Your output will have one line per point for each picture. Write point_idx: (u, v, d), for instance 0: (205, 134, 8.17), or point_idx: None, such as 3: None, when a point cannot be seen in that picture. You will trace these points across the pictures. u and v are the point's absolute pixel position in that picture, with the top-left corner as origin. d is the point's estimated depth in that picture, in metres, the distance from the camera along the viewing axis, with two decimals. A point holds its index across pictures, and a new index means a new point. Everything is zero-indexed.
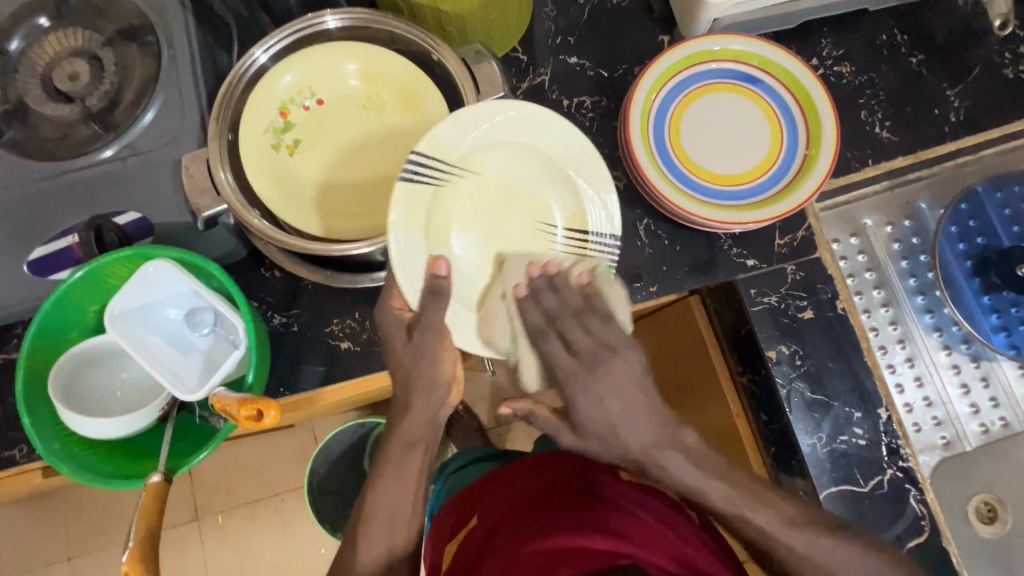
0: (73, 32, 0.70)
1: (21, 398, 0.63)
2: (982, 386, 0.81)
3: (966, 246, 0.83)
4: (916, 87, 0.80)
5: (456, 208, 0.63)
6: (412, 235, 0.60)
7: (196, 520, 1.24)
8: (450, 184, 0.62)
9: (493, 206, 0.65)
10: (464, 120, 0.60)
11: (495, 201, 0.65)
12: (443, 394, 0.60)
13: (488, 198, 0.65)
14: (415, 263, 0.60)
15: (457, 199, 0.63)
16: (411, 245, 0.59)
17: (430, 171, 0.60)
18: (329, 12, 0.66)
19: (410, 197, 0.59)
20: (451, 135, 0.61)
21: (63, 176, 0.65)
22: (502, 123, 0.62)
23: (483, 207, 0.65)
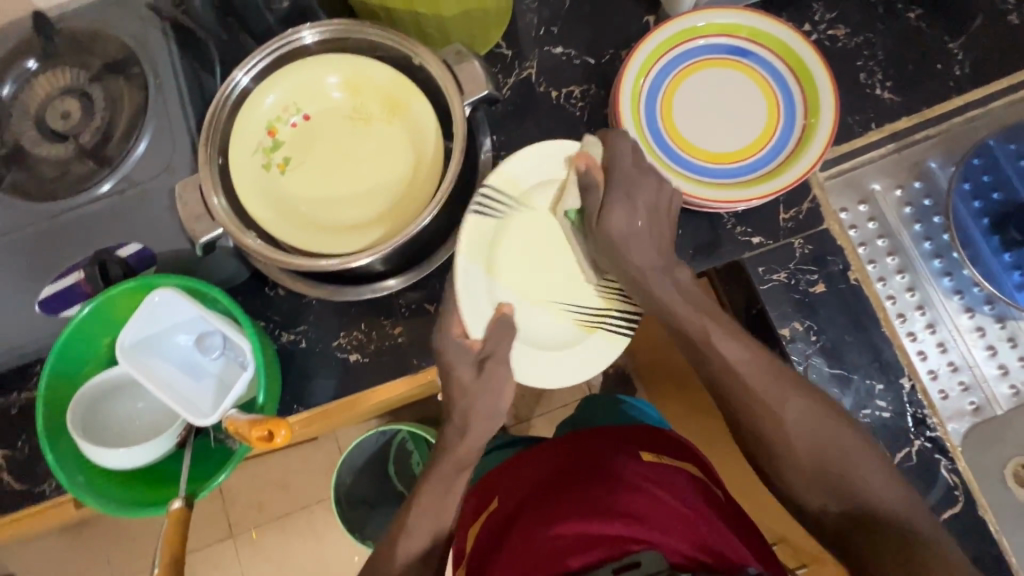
0: (62, 71, 0.71)
1: (43, 434, 0.64)
2: (1009, 347, 0.78)
3: (982, 203, 0.80)
4: (917, 43, 0.77)
5: (508, 280, 0.65)
6: (475, 268, 0.64)
7: (231, 536, 1.26)
8: (509, 221, 0.65)
9: (552, 266, 0.67)
10: (479, 234, 0.64)
11: (553, 268, 0.67)
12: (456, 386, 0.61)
13: (545, 258, 0.67)
14: (483, 313, 0.63)
15: (521, 259, 0.66)
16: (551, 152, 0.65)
17: (491, 208, 0.65)
18: (305, 28, 0.66)
19: (506, 186, 0.65)
20: (478, 239, 0.64)
21: (68, 213, 0.67)
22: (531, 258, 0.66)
23: (543, 262, 0.66)
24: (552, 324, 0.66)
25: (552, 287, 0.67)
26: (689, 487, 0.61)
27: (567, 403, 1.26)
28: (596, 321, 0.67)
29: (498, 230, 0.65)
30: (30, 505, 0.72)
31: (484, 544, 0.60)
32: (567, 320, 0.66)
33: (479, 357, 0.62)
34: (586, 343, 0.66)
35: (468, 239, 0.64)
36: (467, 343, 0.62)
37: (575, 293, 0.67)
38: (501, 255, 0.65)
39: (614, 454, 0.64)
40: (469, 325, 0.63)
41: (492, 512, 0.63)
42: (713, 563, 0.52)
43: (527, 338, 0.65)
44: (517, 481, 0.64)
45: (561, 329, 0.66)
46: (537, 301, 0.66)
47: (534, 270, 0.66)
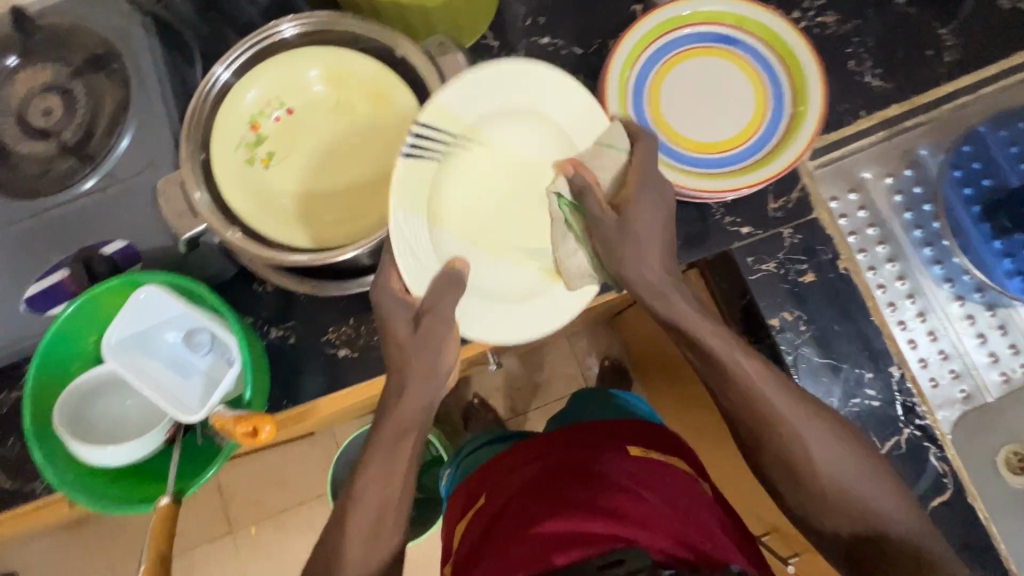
0: (42, 67, 0.70)
1: (31, 433, 0.64)
2: (1000, 334, 0.78)
3: (973, 190, 0.79)
4: (906, 29, 0.76)
5: (453, 220, 0.62)
6: (414, 217, 0.59)
7: (230, 532, 1.27)
8: (452, 159, 0.60)
9: (503, 206, 0.63)
10: (415, 181, 0.58)
11: (502, 206, 0.63)
12: (445, 380, 0.60)
13: (489, 197, 0.63)
14: (426, 269, 0.59)
15: (470, 199, 0.63)
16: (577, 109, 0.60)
17: (430, 147, 0.58)
18: (285, 20, 0.65)
19: (445, 123, 0.58)
20: (418, 184, 0.59)
21: (50, 211, 0.66)
22: (475, 198, 0.63)
23: (491, 202, 0.63)
24: (508, 270, 0.64)
25: (507, 231, 0.64)
26: (674, 483, 0.61)
27: (563, 396, 1.26)
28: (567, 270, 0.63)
29: (444, 173, 0.61)
30: (22, 504, 0.72)
31: (471, 540, 0.60)
32: (526, 263, 0.64)
33: (418, 312, 0.59)
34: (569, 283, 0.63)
35: (404, 189, 0.57)
36: (406, 298, 0.59)
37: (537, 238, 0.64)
38: (448, 196, 0.61)
39: (601, 448, 0.64)
40: (410, 281, 0.58)
41: (480, 507, 0.63)
42: (696, 558, 0.52)
43: (479, 289, 0.62)
44: (505, 477, 0.64)
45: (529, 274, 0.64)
46: (487, 248, 0.63)
47: (480, 215, 0.63)
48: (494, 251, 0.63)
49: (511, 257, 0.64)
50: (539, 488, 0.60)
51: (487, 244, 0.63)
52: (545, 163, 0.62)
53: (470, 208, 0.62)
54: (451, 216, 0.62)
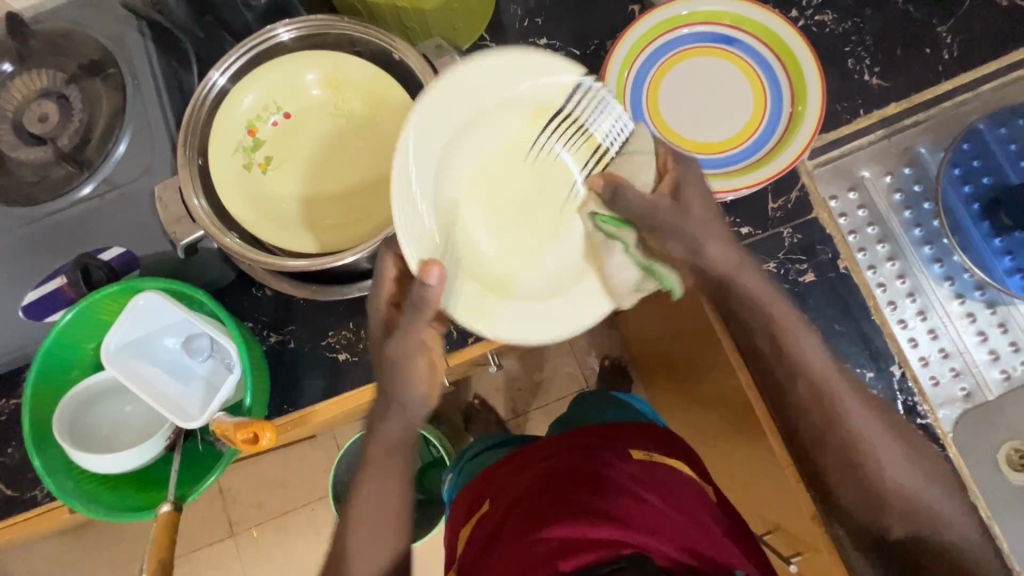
0: (38, 73, 0.70)
1: (30, 441, 0.64)
2: (1000, 332, 0.78)
3: (972, 188, 0.79)
4: (905, 28, 0.76)
5: (491, 256, 0.61)
6: (479, 305, 0.58)
7: (232, 535, 1.27)
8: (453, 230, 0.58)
9: (512, 193, 0.62)
10: (448, 288, 0.56)
11: (511, 196, 0.62)
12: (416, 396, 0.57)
13: (497, 204, 0.61)
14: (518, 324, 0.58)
15: (490, 231, 0.61)
16: (492, 77, 0.56)
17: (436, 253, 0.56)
18: (281, 25, 0.64)
19: (420, 223, 0.55)
20: (454, 283, 0.57)
21: (48, 218, 0.66)
22: (491, 221, 0.61)
23: (504, 206, 0.62)
24: (560, 241, 0.62)
25: (541, 219, 0.62)
26: (677, 488, 0.61)
27: (563, 395, 1.26)
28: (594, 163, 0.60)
29: (457, 233, 0.59)
30: (23, 512, 0.72)
31: (475, 546, 0.60)
32: (570, 221, 0.62)
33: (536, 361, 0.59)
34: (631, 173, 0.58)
35: (444, 289, 0.56)
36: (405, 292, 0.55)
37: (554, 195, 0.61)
38: (473, 244, 0.60)
39: (604, 451, 0.64)
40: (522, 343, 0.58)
41: (484, 513, 0.63)
42: (698, 564, 0.52)
43: (566, 277, 0.61)
44: (508, 481, 0.64)
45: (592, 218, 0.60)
46: (532, 238, 0.62)
47: (496, 213, 0.61)
48: (542, 231, 0.62)
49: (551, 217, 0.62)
50: (545, 490, 0.60)
51: (524, 231, 0.62)
52: (508, 133, 0.60)
53: (494, 227, 0.61)
54: (497, 247, 0.61)
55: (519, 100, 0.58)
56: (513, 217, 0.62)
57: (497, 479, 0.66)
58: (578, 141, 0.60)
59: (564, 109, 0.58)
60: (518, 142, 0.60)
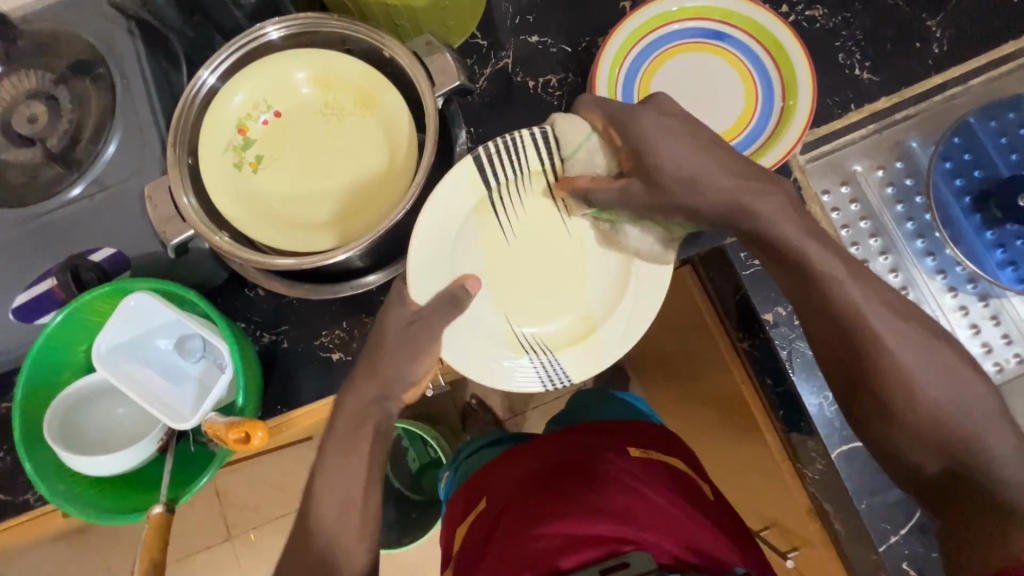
0: (27, 74, 0.70)
1: (21, 444, 0.64)
2: (993, 325, 0.78)
3: (964, 181, 0.79)
4: (894, 22, 0.76)
5: (532, 317, 0.66)
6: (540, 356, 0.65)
7: (229, 538, 1.26)
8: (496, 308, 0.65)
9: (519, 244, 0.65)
10: (507, 367, 0.64)
11: (519, 246, 0.65)
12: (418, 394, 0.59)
13: (512, 257, 0.65)
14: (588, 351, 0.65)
15: (520, 300, 0.66)
16: (435, 220, 0.60)
17: (484, 347, 0.63)
18: (269, 24, 0.64)
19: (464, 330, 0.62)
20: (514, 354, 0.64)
21: (37, 219, 0.66)
22: (519, 277, 0.66)
23: (520, 255, 0.66)
24: (574, 251, 0.66)
25: (553, 258, 0.66)
26: (675, 485, 0.61)
27: (560, 394, 1.26)
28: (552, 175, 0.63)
29: (498, 325, 0.65)
30: (16, 516, 0.72)
31: (472, 545, 0.60)
32: (569, 237, 0.66)
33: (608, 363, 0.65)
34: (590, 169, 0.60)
35: (497, 378, 0.63)
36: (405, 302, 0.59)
37: (543, 222, 0.65)
38: (517, 323, 0.66)
39: (602, 449, 0.64)
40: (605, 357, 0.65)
41: (480, 512, 0.63)
42: (694, 561, 0.52)
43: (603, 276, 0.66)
44: (505, 480, 0.64)
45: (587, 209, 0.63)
46: (551, 260, 0.66)
47: (515, 260, 0.65)
48: (559, 247, 0.66)
49: (551, 230, 0.65)
50: (542, 488, 0.59)
51: (541, 259, 0.66)
52: (473, 207, 0.63)
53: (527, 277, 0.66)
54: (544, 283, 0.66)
55: (457, 188, 0.61)
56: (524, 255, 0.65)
57: (493, 477, 0.66)
58: (527, 186, 0.63)
59: (491, 186, 0.62)
60: (483, 209, 0.63)
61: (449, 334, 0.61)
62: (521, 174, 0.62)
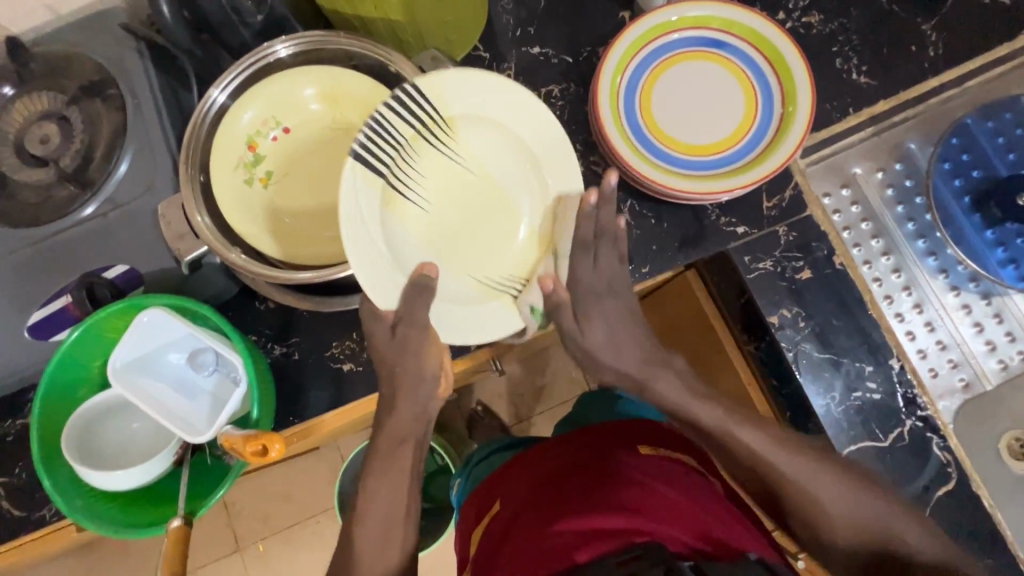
0: (38, 95, 0.71)
1: (39, 461, 0.64)
2: (996, 323, 0.79)
3: (963, 181, 0.81)
4: (890, 27, 0.77)
5: (489, 262, 0.65)
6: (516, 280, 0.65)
7: (238, 549, 1.26)
8: (462, 271, 0.64)
9: (444, 203, 0.64)
10: (492, 314, 0.64)
11: (444, 204, 0.64)
12: (433, 386, 0.64)
13: (441, 219, 0.64)
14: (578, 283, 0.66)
15: (472, 251, 0.65)
16: (357, 232, 0.57)
17: (467, 310, 0.63)
18: (278, 41, 0.65)
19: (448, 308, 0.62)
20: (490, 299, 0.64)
21: (52, 238, 0.67)
22: (460, 232, 0.64)
23: (448, 209, 0.64)
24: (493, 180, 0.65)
25: (472, 199, 0.64)
26: (689, 480, 0.61)
27: (567, 399, 1.27)
28: (430, 126, 0.61)
29: (469, 286, 0.64)
30: (32, 531, 0.72)
31: (487, 547, 0.60)
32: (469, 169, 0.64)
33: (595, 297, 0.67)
34: (479, 107, 0.62)
35: (489, 329, 0.63)
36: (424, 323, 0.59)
37: (448, 170, 0.64)
38: (483, 275, 0.65)
39: (612, 447, 0.64)
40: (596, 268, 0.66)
41: (494, 515, 0.63)
42: (713, 551, 0.52)
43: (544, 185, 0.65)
44: (518, 481, 0.64)
45: (483, 141, 0.64)
46: (473, 200, 0.65)
47: (443, 219, 0.64)
48: (478, 184, 0.65)
49: (457, 174, 0.64)
50: (555, 486, 0.60)
51: (457, 203, 0.64)
52: (386, 196, 0.60)
53: (467, 226, 0.64)
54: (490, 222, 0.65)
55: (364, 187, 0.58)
56: (442, 209, 0.64)
57: (506, 479, 0.66)
58: (416, 151, 0.61)
59: (383, 171, 0.59)
60: (395, 191, 0.61)
61: (436, 324, 0.61)
62: (405, 138, 0.60)
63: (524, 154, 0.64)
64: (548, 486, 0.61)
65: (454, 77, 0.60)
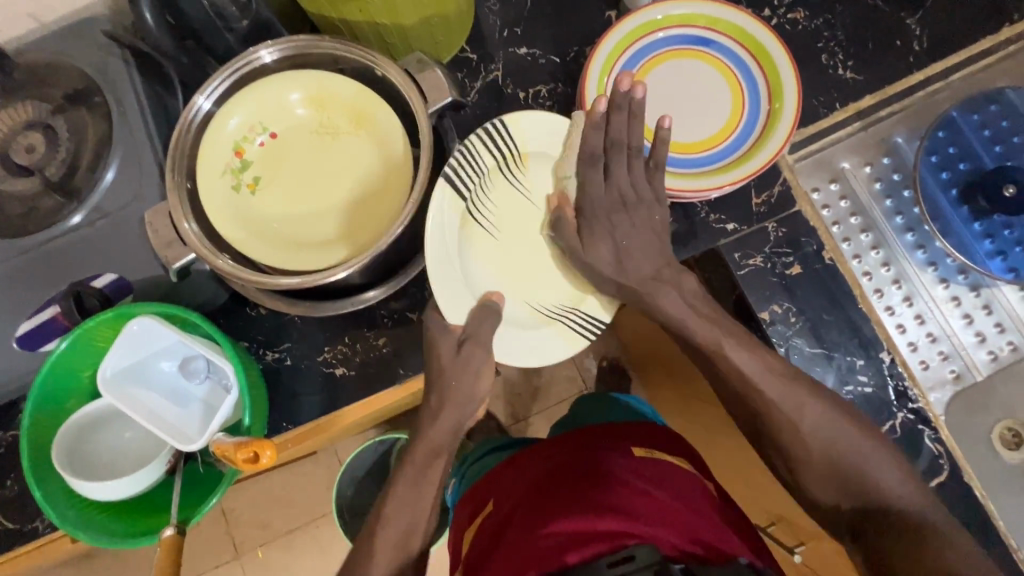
0: (22, 105, 0.70)
1: (30, 473, 0.64)
2: (985, 314, 0.80)
3: (950, 174, 0.81)
4: (874, 22, 0.78)
5: (549, 293, 0.67)
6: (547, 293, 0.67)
7: (237, 556, 1.26)
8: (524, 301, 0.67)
9: (515, 236, 0.68)
10: (542, 338, 0.66)
11: (516, 239, 0.68)
12: (477, 407, 0.63)
13: (511, 251, 0.68)
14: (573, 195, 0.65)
15: (536, 283, 0.67)
16: (439, 250, 0.64)
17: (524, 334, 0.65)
18: (263, 47, 0.66)
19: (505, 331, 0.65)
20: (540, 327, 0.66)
21: (39, 247, 0.67)
22: (526, 266, 0.68)
23: (517, 243, 0.68)
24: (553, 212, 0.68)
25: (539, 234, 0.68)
26: (680, 484, 0.61)
27: (564, 398, 1.27)
28: (508, 165, 0.67)
29: (525, 312, 0.67)
30: (25, 544, 0.72)
31: (478, 548, 0.60)
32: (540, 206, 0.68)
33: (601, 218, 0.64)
34: (547, 148, 0.67)
35: (541, 355, 0.65)
36: None
37: (521, 207, 0.68)
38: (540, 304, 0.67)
39: (605, 449, 0.64)
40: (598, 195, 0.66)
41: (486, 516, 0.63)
42: (705, 554, 0.52)
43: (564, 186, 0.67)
44: (511, 483, 0.64)
45: (551, 179, 0.68)
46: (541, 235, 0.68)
47: (513, 252, 0.68)
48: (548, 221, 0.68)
49: (530, 210, 0.68)
50: (548, 488, 0.60)
51: (525, 237, 0.68)
52: (463, 222, 0.66)
53: (534, 261, 0.68)
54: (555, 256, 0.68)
55: (445, 213, 0.64)
56: (515, 243, 0.68)
57: (499, 481, 0.66)
58: (493, 185, 0.67)
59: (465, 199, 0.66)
60: (470, 218, 0.66)
61: (496, 344, 0.64)
62: (485, 174, 0.67)
63: (559, 169, 0.67)
64: (540, 487, 0.61)
65: (534, 118, 0.67)
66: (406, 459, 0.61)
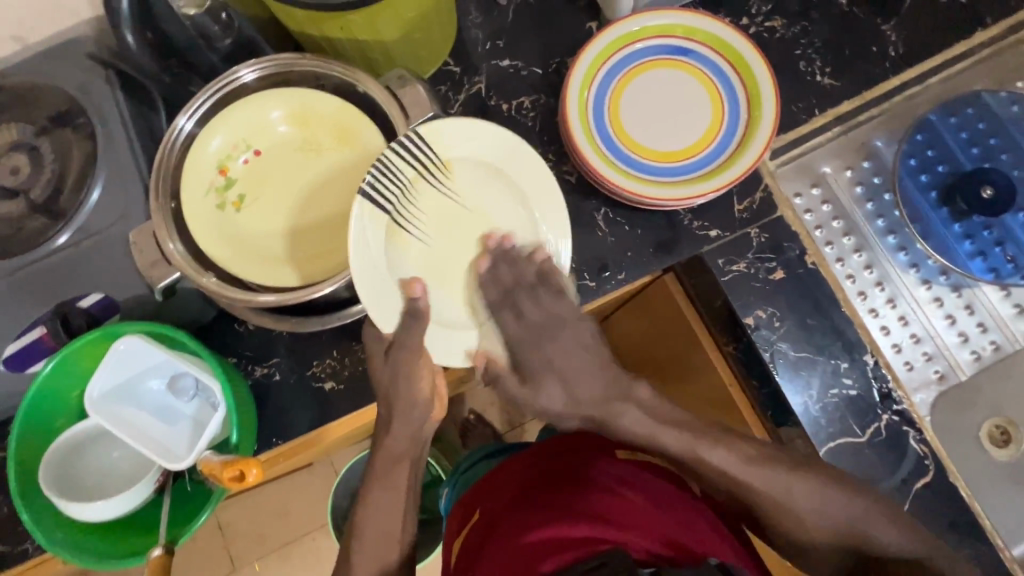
0: (8, 127, 0.71)
1: (18, 495, 0.64)
2: (968, 314, 0.81)
3: (929, 176, 0.82)
4: (850, 29, 0.79)
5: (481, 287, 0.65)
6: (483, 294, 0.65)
7: (232, 571, 1.25)
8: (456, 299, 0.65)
9: (447, 235, 0.65)
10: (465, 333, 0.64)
11: (449, 237, 0.65)
12: (428, 408, 0.63)
13: (443, 251, 0.65)
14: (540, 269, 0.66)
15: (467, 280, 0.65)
16: (365, 263, 0.60)
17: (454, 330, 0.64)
18: (243, 66, 0.66)
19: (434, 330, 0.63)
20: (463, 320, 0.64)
21: (24, 270, 0.66)
22: (457, 263, 0.65)
23: (448, 241, 0.65)
24: (487, 207, 0.66)
25: (468, 230, 0.66)
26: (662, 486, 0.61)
27: None
28: (431, 168, 0.64)
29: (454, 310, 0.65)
30: (15, 565, 0.71)
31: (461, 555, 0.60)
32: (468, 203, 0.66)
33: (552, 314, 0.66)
34: (472, 150, 0.65)
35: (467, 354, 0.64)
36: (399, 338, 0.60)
37: (449, 207, 0.65)
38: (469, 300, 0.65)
39: (588, 452, 0.64)
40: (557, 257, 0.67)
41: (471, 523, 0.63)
42: (678, 557, 0.52)
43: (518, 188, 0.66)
44: (496, 489, 0.64)
45: (479, 180, 0.66)
46: (472, 232, 0.66)
47: (444, 251, 0.65)
48: (479, 218, 0.66)
49: (457, 209, 0.66)
50: (529, 494, 0.60)
51: (455, 234, 0.65)
52: (391, 229, 0.63)
53: (465, 258, 0.65)
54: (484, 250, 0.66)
55: (370, 224, 0.61)
56: (446, 239, 0.65)
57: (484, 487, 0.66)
58: (419, 191, 0.64)
59: (389, 209, 0.62)
60: (398, 224, 0.63)
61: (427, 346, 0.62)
62: (407, 178, 0.63)
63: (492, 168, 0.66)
64: (522, 494, 0.61)
65: (455, 122, 0.64)
66: (394, 472, 0.62)
